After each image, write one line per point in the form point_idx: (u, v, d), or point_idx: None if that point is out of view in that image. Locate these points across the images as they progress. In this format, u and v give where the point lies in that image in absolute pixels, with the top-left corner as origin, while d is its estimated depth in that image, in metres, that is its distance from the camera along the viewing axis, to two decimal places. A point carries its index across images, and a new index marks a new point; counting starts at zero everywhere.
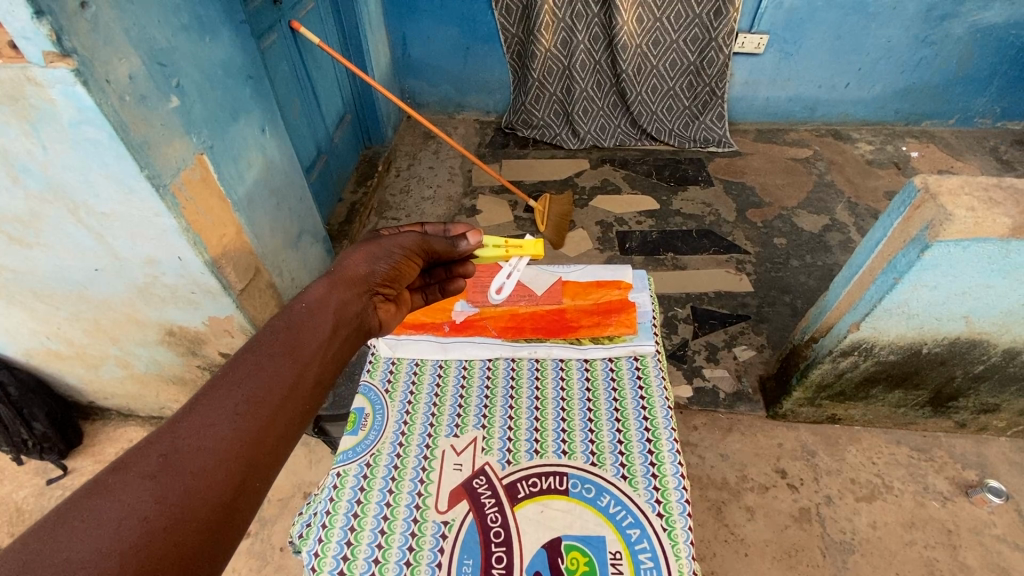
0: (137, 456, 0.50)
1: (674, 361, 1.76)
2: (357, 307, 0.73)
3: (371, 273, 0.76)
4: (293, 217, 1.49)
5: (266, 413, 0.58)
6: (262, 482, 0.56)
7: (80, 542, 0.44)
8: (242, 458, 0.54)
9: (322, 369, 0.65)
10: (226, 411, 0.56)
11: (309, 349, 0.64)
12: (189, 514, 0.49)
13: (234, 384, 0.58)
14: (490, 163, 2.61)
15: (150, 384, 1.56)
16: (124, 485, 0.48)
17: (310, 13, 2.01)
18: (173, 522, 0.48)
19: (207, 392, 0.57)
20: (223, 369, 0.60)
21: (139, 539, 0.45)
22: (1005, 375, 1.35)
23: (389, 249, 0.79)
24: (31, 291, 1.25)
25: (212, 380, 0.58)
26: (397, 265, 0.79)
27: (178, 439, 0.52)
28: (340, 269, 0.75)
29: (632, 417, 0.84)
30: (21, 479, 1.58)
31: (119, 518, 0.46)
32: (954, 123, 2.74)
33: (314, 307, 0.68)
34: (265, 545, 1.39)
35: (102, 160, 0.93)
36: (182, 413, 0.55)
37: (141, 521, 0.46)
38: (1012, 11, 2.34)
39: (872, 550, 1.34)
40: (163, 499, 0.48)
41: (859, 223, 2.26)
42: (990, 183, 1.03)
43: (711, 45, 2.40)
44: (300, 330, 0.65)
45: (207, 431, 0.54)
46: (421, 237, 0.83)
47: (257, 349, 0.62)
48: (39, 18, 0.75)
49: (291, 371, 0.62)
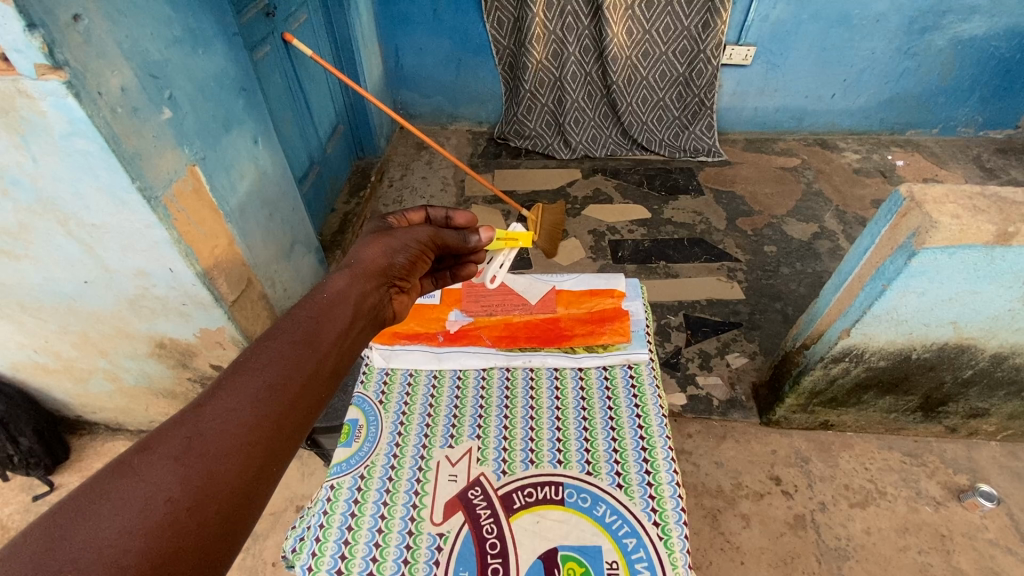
0: (161, 437, 0.50)
1: (668, 369, 1.77)
2: (375, 299, 0.73)
3: (391, 266, 0.77)
4: (286, 228, 1.48)
5: (287, 400, 0.57)
6: (279, 467, 0.55)
7: (107, 519, 0.43)
8: (262, 443, 0.54)
9: (338, 359, 0.65)
10: (248, 395, 0.55)
11: (328, 340, 0.64)
12: (211, 496, 0.49)
13: (256, 370, 0.57)
14: (482, 173, 2.62)
15: (140, 397, 1.54)
16: (149, 466, 0.47)
17: (303, 26, 2.02)
18: (195, 504, 0.47)
19: (230, 377, 0.56)
20: (245, 354, 0.59)
21: (163, 519, 0.45)
22: (992, 380, 1.37)
23: (404, 242, 0.79)
24: (19, 304, 1.23)
25: (233, 366, 0.58)
26: (413, 259, 0.80)
27: (201, 423, 0.52)
28: (359, 261, 0.75)
29: (626, 423, 0.85)
30: (6, 496, 1.56)
31: (145, 498, 0.45)
32: (938, 132, 2.79)
33: (334, 299, 0.68)
34: (256, 560, 1.37)
35: (93, 173, 0.93)
36: (205, 397, 0.54)
37: (166, 502, 0.46)
38: (991, 23, 2.40)
39: (867, 556, 1.34)
40: (186, 482, 0.48)
41: (847, 230, 2.29)
42: (974, 191, 1.05)
43: (700, 56, 2.44)
44: (320, 320, 0.65)
45: (231, 415, 0.53)
46: (434, 230, 0.83)
47: (277, 337, 0.62)
48: (31, 31, 0.75)
49: (311, 360, 0.61)
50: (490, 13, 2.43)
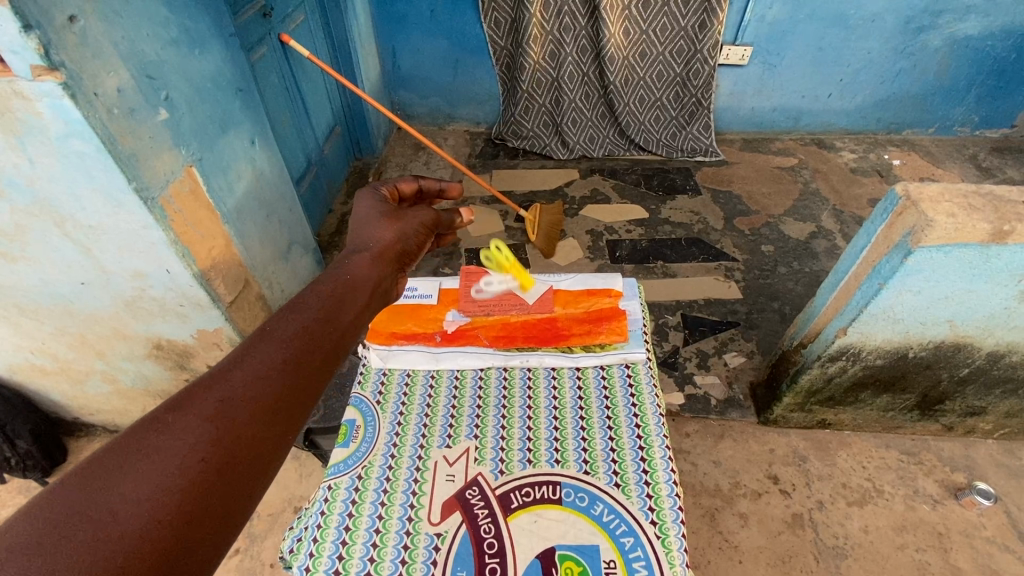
0: (197, 395, 0.56)
1: (665, 368, 1.77)
2: (388, 283, 0.80)
3: (398, 246, 0.85)
4: (283, 229, 1.48)
5: (305, 372, 0.62)
6: (296, 432, 0.60)
7: (151, 460, 0.49)
8: (283, 404, 0.59)
9: (351, 338, 0.71)
10: (271, 365, 0.61)
11: (343, 318, 0.70)
12: (237, 454, 0.53)
13: (279, 340, 0.64)
14: (480, 174, 2.62)
15: (137, 399, 1.54)
16: (184, 423, 0.53)
17: (300, 26, 2.01)
18: (224, 459, 0.52)
19: (256, 345, 0.63)
20: (268, 327, 0.65)
21: (196, 471, 0.50)
22: (989, 378, 1.37)
23: (410, 223, 0.89)
24: (15, 306, 1.23)
25: (258, 336, 0.64)
26: (420, 242, 0.90)
27: (231, 384, 0.58)
28: (373, 247, 0.82)
29: (623, 422, 0.85)
30: (3, 498, 1.55)
31: (180, 451, 0.50)
32: (934, 131, 2.80)
33: (349, 284, 0.74)
34: (254, 562, 1.36)
35: (89, 173, 0.93)
36: (231, 365, 0.60)
37: (199, 456, 0.51)
38: (987, 23, 2.41)
39: (865, 554, 1.34)
40: (216, 439, 0.53)
41: (844, 230, 2.29)
42: (970, 190, 1.05)
43: (697, 56, 2.45)
44: (337, 300, 0.71)
45: (256, 382, 0.59)
46: (433, 214, 0.95)
47: (298, 313, 0.68)
48: (27, 32, 0.75)
49: (327, 338, 0.67)
50: (487, 14, 2.43)
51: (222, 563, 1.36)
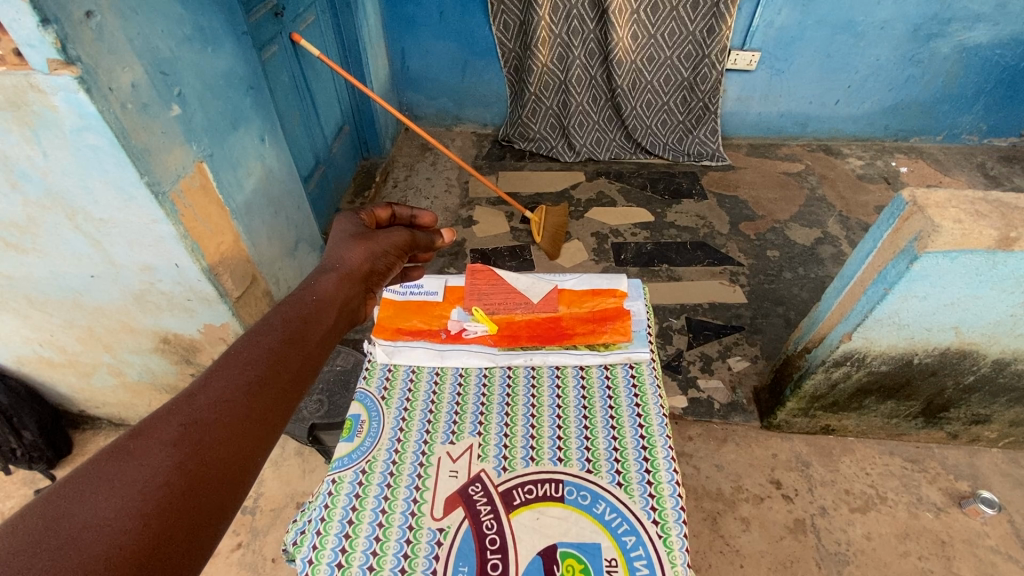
0: (158, 425, 0.51)
1: (669, 371, 1.77)
2: (359, 301, 0.75)
3: (372, 272, 0.79)
4: (291, 226, 1.49)
5: (273, 394, 0.58)
6: (264, 457, 0.56)
7: (106, 500, 0.45)
8: (250, 432, 0.55)
9: (321, 358, 0.66)
10: (238, 387, 0.57)
11: (315, 340, 0.66)
12: (203, 483, 0.50)
13: (247, 363, 0.59)
14: (487, 176, 2.64)
15: (143, 393, 1.56)
16: (146, 450, 0.49)
17: (310, 27, 2.04)
18: (188, 489, 0.48)
19: (220, 369, 0.58)
20: (236, 347, 0.61)
21: (158, 502, 0.46)
22: (994, 386, 1.36)
23: (384, 247, 0.81)
24: (25, 298, 1.24)
25: (223, 360, 0.59)
26: (390, 264, 0.82)
27: (196, 411, 0.53)
28: (344, 265, 0.76)
29: (627, 422, 0.85)
30: (9, 489, 1.57)
31: (140, 481, 0.47)
32: (942, 139, 2.79)
33: (322, 301, 0.70)
34: (255, 556, 1.37)
35: (102, 167, 0.94)
36: (196, 386, 0.56)
37: (162, 485, 0.47)
38: (997, 31, 2.40)
39: (867, 561, 1.33)
40: (181, 466, 0.49)
41: (850, 236, 2.29)
42: (976, 197, 1.05)
43: (704, 61, 2.45)
44: (307, 321, 0.66)
45: (222, 404, 0.55)
46: (410, 235, 0.86)
47: (268, 333, 0.63)
48: (44, 26, 0.76)
49: (296, 358, 0.63)
50: (496, 16, 2.44)
51: (224, 557, 1.36)
